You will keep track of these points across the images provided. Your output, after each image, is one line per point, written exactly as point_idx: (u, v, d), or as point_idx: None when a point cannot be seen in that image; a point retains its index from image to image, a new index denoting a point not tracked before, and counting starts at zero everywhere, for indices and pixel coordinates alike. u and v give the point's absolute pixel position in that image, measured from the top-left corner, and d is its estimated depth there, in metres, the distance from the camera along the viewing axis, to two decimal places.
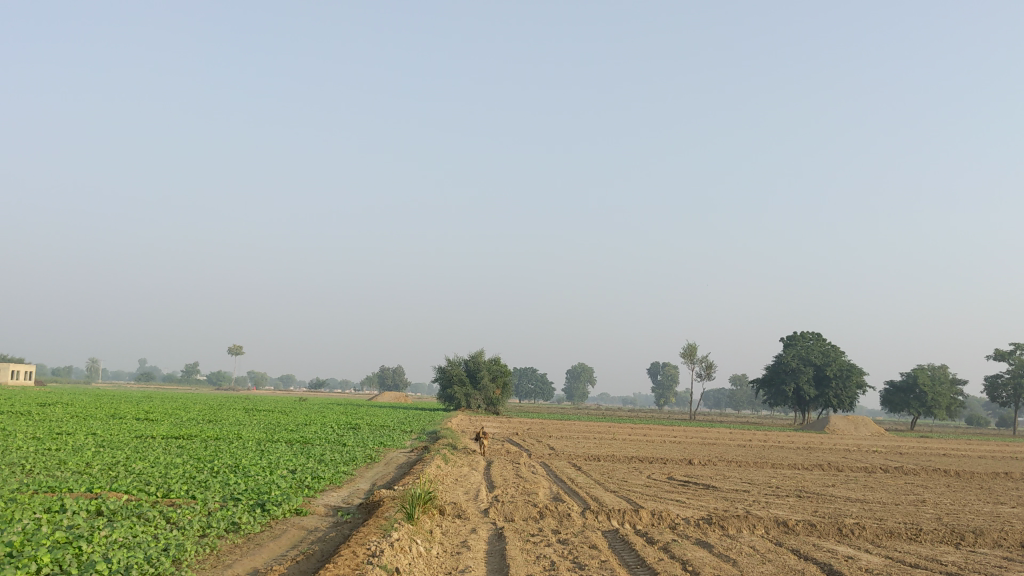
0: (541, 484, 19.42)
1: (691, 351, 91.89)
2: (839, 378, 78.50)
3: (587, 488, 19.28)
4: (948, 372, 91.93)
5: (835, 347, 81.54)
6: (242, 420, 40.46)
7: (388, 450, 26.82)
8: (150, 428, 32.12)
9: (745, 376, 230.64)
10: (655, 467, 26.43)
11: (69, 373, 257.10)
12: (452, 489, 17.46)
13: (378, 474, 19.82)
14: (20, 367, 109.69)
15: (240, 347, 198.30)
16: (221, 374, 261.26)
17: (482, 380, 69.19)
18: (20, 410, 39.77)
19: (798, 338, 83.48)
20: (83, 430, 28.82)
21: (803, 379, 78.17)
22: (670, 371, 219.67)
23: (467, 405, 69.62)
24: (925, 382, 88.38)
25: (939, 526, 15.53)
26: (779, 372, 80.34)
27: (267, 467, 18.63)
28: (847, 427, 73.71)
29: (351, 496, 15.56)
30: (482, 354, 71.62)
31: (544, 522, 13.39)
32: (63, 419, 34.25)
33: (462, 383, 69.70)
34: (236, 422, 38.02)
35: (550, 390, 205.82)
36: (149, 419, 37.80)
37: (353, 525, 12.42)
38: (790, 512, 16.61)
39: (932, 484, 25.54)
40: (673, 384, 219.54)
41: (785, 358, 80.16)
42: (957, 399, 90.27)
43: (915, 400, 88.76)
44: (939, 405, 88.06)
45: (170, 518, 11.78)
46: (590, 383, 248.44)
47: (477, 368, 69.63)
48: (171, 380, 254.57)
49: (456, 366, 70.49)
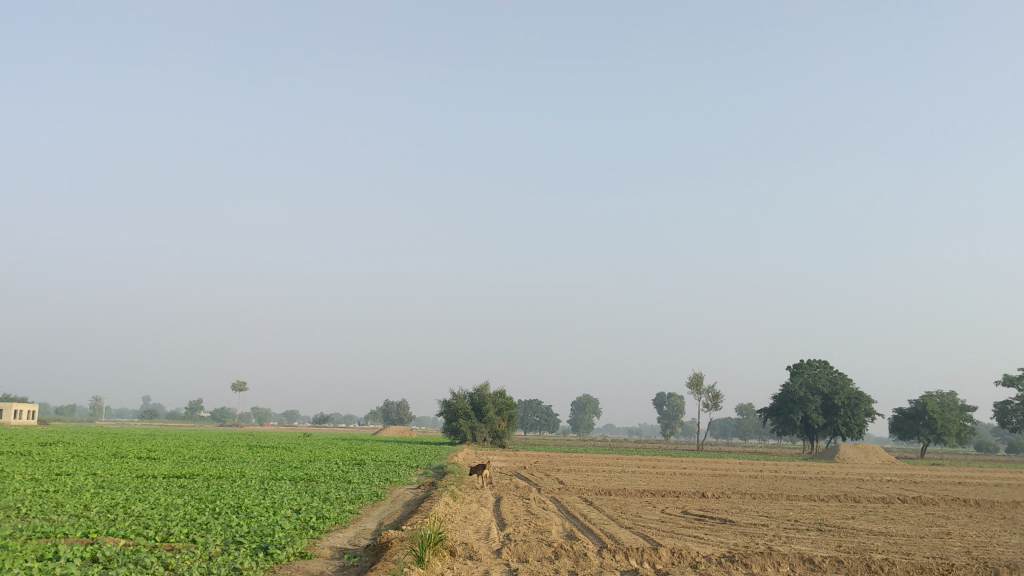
0: (554, 521, 18.84)
1: (698, 381, 91.15)
2: (847, 407, 77.71)
3: (602, 524, 18.71)
4: (957, 399, 91.10)
5: (842, 375, 80.79)
6: (246, 457, 39.90)
7: (394, 487, 26.23)
8: (152, 467, 31.46)
9: (753, 405, 229.28)
10: (668, 501, 25.70)
11: (73, 413, 256.06)
12: (462, 527, 16.97)
13: (384, 513, 19.32)
14: (23, 407, 109.01)
15: (243, 384, 197.61)
16: (225, 412, 260.35)
17: (488, 413, 68.46)
18: (21, 451, 38.96)
19: (805, 366, 82.81)
20: (82, 470, 28.26)
21: (811, 408, 77.27)
22: (675, 401, 218.33)
23: (473, 439, 68.63)
24: (935, 409, 87.47)
25: (970, 561, 14.97)
26: (787, 401, 79.50)
27: (270, 508, 18.05)
28: (856, 455, 72.85)
29: (357, 537, 15.00)
30: (487, 387, 70.92)
31: (560, 562, 12.87)
32: (64, 459, 33.60)
33: (467, 417, 68.99)
34: (240, 460, 37.35)
35: (556, 423, 204.86)
36: (151, 458, 37.14)
37: (360, 569, 11.89)
38: (812, 547, 16.10)
39: (953, 514, 24.93)
40: (679, 414, 218.00)
41: (792, 387, 79.34)
42: (968, 426, 89.32)
43: (925, 428, 87.77)
44: (949, 432, 87.00)
45: (169, 564, 11.26)
46: (595, 415, 247.47)
47: (482, 402, 69.03)
48: (176, 418, 253.27)
49: (462, 400, 69.86)
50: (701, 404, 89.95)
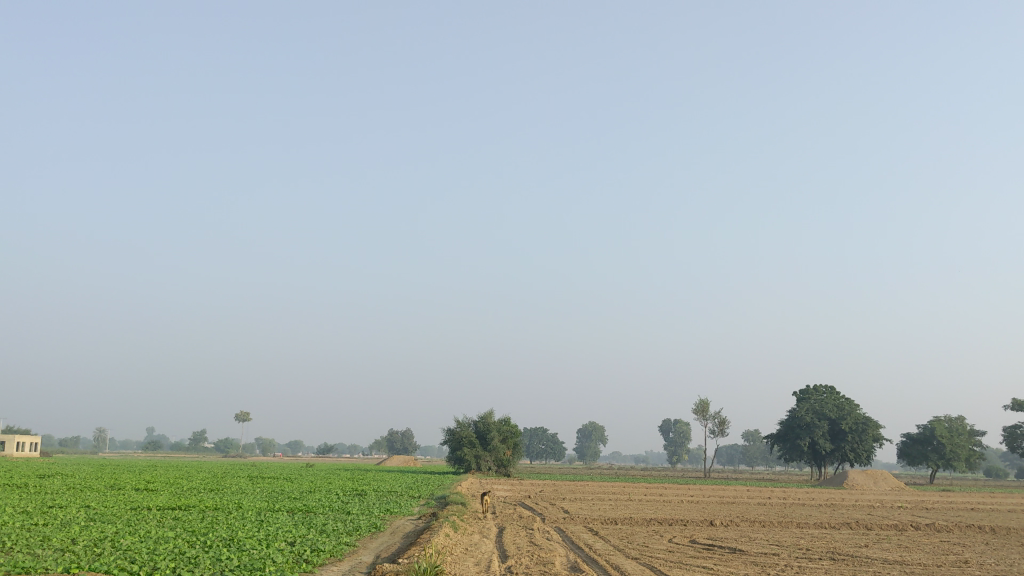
0: (557, 552, 18.26)
1: (704, 407, 90.32)
2: (855, 432, 76.82)
3: (606, 555, 18.13)
4: (965, 424, 90.07)
5: (849, 400, 79.94)
6: (245, 488, 39.28)
7: (394, 518, 25.63)
8: (149, 499, 30.71)
9: (759, 431, 227.63)
10: (675, 529, 25.12)
11: (76, 444, 255.01)
12: (461, 559, 16.40)
13: (382, 545, 18.72)
14: (26, 438, 108.14)
15: (246, 414, 196.80)
16: (228, 441, 259.12)
17: (492, 441, 67.70)
18: (17, 483, 38.34)
19: (811, 391, 81.95)
20: (76, 503, 27.68)
21: (818, 433, 76.44)
22: (682, 428, 217.12)
23: (477, 467, 67.89)
24: (943, 434, 86.44)
25: None
26: (793, 427, 78.57)
27: (262, 540, 17.45)
28: (865, 481, 71.89)
29: (351, 570, 14.45)
30: (492, 415, 70.26)
31: None
32: (60, 491, 32.87)
33: (471, 445, 68.30)
34: (240, 491, 36.69)
35: (561, 452, 203.61)
36: (149, 489, 36.38)
37: None
38: None
39: (969, 542, 24.24)
40: (686, 441, 216.32)
41: (798, 412, 78.49)
42: (977, 450, 88.25)
43: (933, 453, 86.76)
44: (959, 458, 85.96)
45: None
46: (601, 442, 245.95)
47: (487, 430, 68.36)
48: (180, 447, 252.01)
49: (466, 428, 69.22)
50: (707, 430, 89.04)
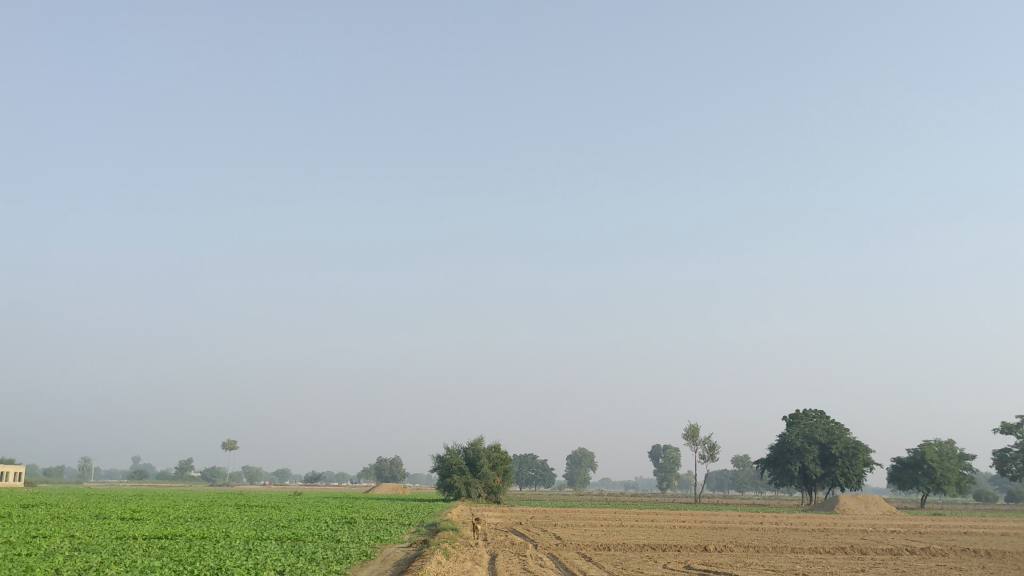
0: None
1: (693, 432, 90.05)
2: (845, 457, 76.64)
3: None
4: (955, 448, 90.03)
5: (839, 425, 79.85)
6: (232, 517, 38.80)
7: (385, 545, 25.31)
8: (135, 529, 30.22)
9: (748, 456, 227.22)
10: (669, 555, 24.86)
11: (61, 473, 252.03)
12: None
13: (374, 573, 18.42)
14: (9, 468, 106.44)
15: (233, 441, 195.10)
16: (214, 470, 256.67)
17: (482, 468, 67.27)
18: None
19: (801, 416, 81.80)
20: (61, 532, 27.22)
21: (808, 458, 76.16)
22: (671, 454, 216.53)
23: (467, 495, 67.35)
24: (933, 458, 86.37)
25: None
26: (784, 452, 78.37)
27: (251, 569, 17.15)
28: (857, 506, 71.67)
29: None
30: (482, 442, 69.79)
31: None
32: (44, 521, 32.35)
33: (461, 472, 67.79)
34: (228, 520, 36.18)
35: (551, 478, 202.63)
36: (135, 519, 35.83)
37: None
38: None
39: (966, 566, 23.98)
40: (675, 467, 215.75)
41: (788, 437, 78.31)
42: (967, 474, 88.13)
43: (923, 477, 86.65)
44: (949, 482, 85.77)
45: None
46: (591, 468, 245.05)
47: (477, 457, 67.88)
48: (166, 477, 249.14)
49: (456, 455, 68.70)
50: (697, 455, 88.73)
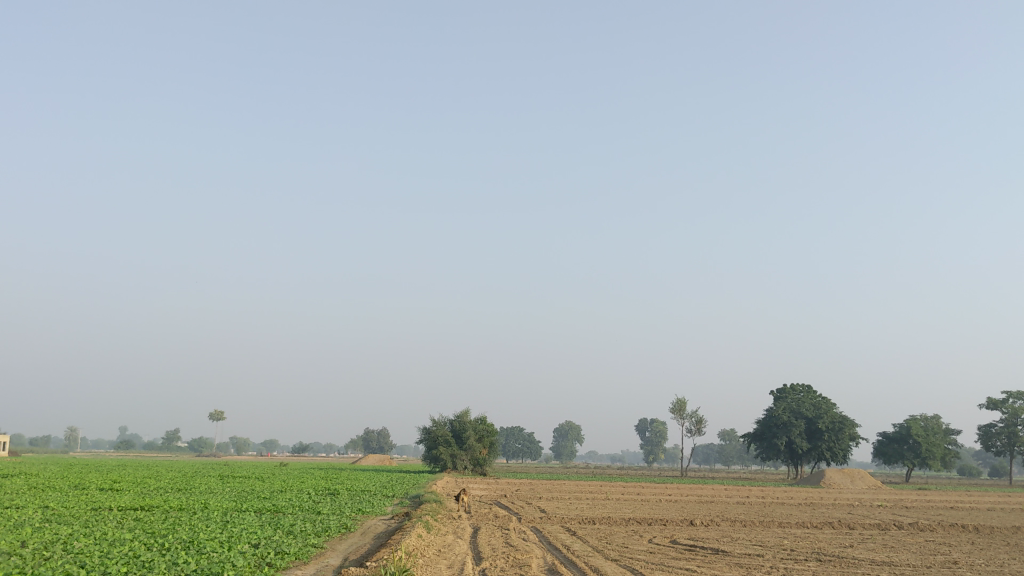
0: (534, 554, 17.43)
1: (680, 407, 89.95)
2: (831, 431, 76.60)
3: (586, 556, 17.40)
4: (941, 423, 90.19)
5: (826, 399, 79.73)
6: (213, 487, 38.19)
7: (365, 518, 24.94)
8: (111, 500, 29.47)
9: (735, 430, 228.07)
10: (654, 530, 24.39)
11: (47, 443, 251.31)
12: (433, 562, 15.67)
13: (350, 547, 17.92)
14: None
15: (218, 412, 194.52)
16: (201, 441, 256.20)
17: (468, 440, 66.86)
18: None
19: (788, 391, 81.71)
20: (34, 503, 26.57)
21: (794, 432, 76.06)
22: (659, 428, 217.16)
23: (454, 466, 66.95)
24: (919, 433, 86.42)
25: None
26: (770, 426, 78.23)
27: (224, 543, 16.51)
28: (842, 480, 71.69)
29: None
30: (467, 414, 69.44)
31: None
32: (18, 492, 31.63)
33: (447, 444, 67.48)
34: (208, 491, 35.56)
35: (537, 450, 203.56)
36: (113, 490, 35.00)
37: None
38: None
39: (954, 542, 23.56)
40: (662, 441, 216.60)
41: (775, 411, 78.20)
42: (952, 449, 88.24)
43: (909, 452, 86.63)
44: (934, 456, 85.96)
45: None
46: (578, 441, 246.26)
47: (463, 429, 67.52)
48: (152, 448, 247.96)
49: (441, 427, 68.51)
50: (685, 429, 88.79)
